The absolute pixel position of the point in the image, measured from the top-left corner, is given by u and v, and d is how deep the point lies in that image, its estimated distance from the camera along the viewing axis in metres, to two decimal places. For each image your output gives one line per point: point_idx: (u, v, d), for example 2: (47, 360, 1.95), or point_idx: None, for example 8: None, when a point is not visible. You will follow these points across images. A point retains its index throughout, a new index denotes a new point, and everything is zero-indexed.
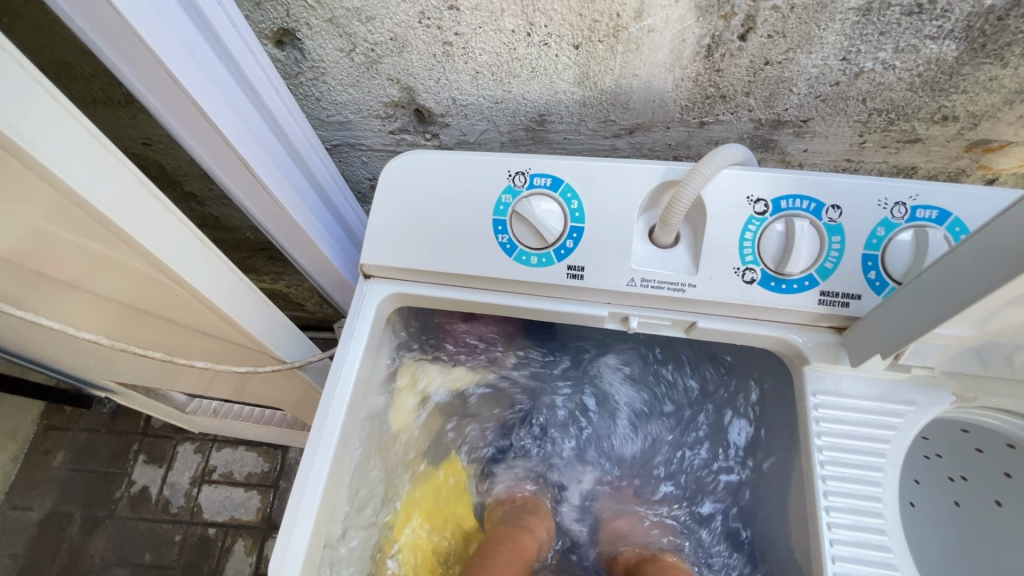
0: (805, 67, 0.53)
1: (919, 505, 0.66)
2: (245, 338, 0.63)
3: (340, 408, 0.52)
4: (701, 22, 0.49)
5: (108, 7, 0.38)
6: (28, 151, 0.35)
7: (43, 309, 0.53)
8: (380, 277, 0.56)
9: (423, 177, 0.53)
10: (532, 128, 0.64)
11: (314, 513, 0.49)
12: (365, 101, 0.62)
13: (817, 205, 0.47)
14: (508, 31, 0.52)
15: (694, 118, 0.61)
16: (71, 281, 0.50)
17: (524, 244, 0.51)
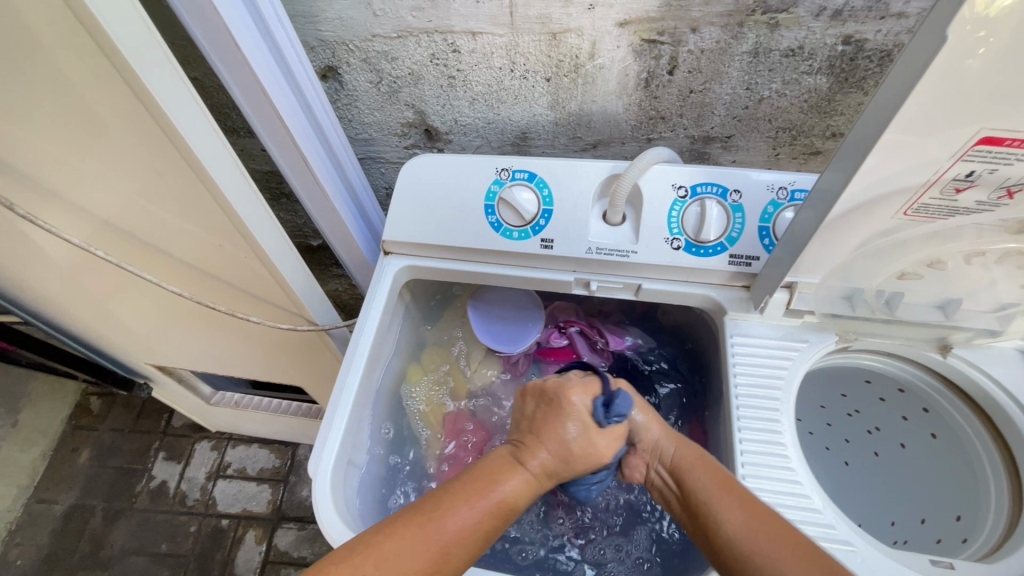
0: (721, 94, 0.71)
1: (852, 461, 0.79)
2: (289, 303, 0.78)
3: (366, 345, 0.66)
4: (638, 61, 0.67)
5: (233, 45, 0.56)
6: (178, 131, 0.53)
7: (149, 270, 0.75)
8: (398, 252, 0.71)
9: (432, 174, 0.69)
10: (517, 143, 0.81)
11: (345, 420, 0.62)
12: (386, 122, 0.79)
13: (723, 189, 0.63)
14: (497, 67, 0.70)
15: (642, 135, 0.78)
16: (169, 246, 0.70)
17: (507, 222, 0.67)
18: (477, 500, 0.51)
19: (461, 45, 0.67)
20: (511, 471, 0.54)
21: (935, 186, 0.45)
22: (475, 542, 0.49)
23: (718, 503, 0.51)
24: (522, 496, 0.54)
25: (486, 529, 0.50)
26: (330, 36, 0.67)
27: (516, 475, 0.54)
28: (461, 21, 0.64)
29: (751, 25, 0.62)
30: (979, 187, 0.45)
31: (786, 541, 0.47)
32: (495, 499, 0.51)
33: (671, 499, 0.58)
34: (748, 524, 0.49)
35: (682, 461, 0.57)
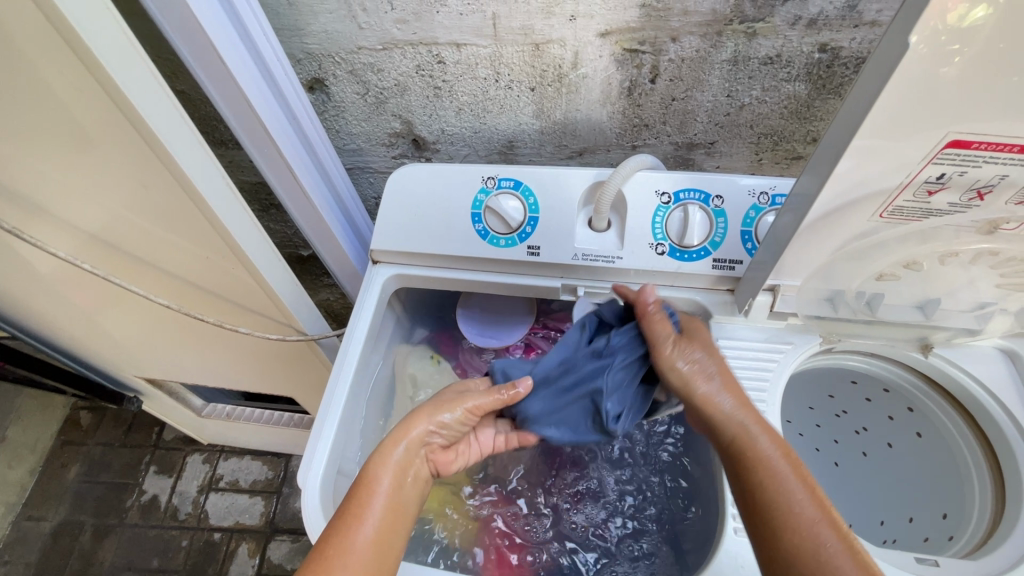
0: (702, 101, 0.72)
1: (842, 462, 0.80)
2: (278, 313, 0.78)
3: (354, 354, 0.66)
4: (620, 70, 0.68)
5: (217, 58, 0.57)
6: (163, 144, 0.53)
7: (137, 282, 0.75)
8: (386, 261, 0.72)
9: (418, 183, 0.70)
10: (504, 152, 0.82)
11: (333, 429, 0.62)
12: (373, 132, 0.80)
13: (705, 195, 0.64)
14: (481, 78, 0.71)
15: (627, 142, 0.79)
16: (156, 258, 0.70)
17: (494, 230, 0.67)
18: (366, 514, 0.52)
19: (446, 56, 0.68)
20: (380, 474, 0.55)
21: (908, 188, 0.46)
22: (380, 554, 0.51)
23: (784, 490, 0.47)
24: (400, 495, 0.55)
25: (388, 538, 0.52)
26: (316, 48, 0.68)
27: (387, 479, 0.55)
28: (445, 33, 0.65)
29: (729, 34, 0.63)
30: (950, 190, 0.46)
31: (850, 544, 0.44)
32: (383, 498, 0.54)
33: (721, 462, 0.53)
34: (819, 518, 0.45)
35: (748, 435, 0.50)
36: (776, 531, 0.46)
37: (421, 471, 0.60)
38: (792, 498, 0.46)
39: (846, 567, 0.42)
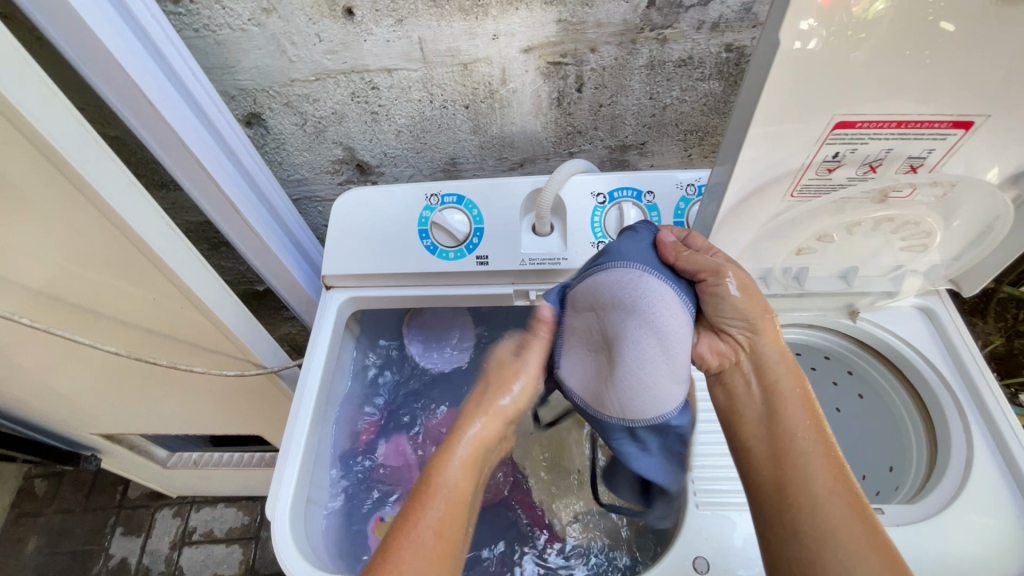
0: (628, 105, 0.76)
1: None
2: (234, 348, 0.78)
3: (314, 380, 0.66)
4: (547, 82, 0.72)
5: (147, 102, 0.57)
6: (95, 189, 0.53)
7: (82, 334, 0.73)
8: (339, 286, 0.73)
9: (362, 207, 0.71)
10: (448, 169, 0.85)
11: (298, 457, 0.62)
12: (316, 161, 0.81)
13: (637, 192, 0.68)
14: (416, 100, 0.73)
15: (563, 150, 0.83)
16: (100, 308, 0.69)
17: (442, 244, 0.69)
18: (428, 507, 0.51)
19: (379, 82, 0.70)
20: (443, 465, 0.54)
21: (810, 168, 0.51)
22: (447, 549, 0.50)
23: (805, 438, 0.49)
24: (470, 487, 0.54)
25: (452, 535, 0.51)
26: (249, 84, 0.69)
27: (452, 480, 0.53)
28: (375, 60, 0.67)
29: (643, 41, 0.68)
30: (847, 166, 0.51)
31: (857, 494, 0.47)
32: (450, 492, 0.52)
33: (738, 401, 0.55)
34: (827, 464, 0.48)
35: (783, 385, 0.52)
36: (795, 474, 0.48)
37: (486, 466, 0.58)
38: (807, 445, 0.49)
39: (846, 512, 0.45)
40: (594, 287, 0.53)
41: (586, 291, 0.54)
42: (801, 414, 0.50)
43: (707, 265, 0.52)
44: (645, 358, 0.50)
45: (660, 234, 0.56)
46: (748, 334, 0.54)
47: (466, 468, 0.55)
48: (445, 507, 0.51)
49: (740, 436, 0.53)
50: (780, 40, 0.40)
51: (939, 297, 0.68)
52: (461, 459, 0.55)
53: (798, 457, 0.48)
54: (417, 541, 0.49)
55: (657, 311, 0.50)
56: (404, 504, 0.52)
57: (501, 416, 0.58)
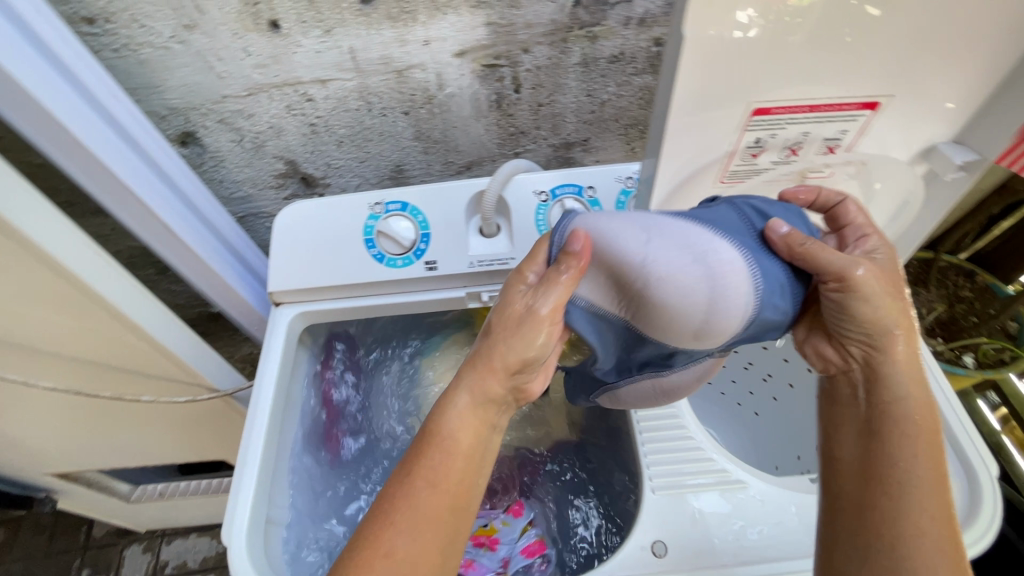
0: (567, 103, 0.78)
1: (760, 412, 0.83)
2: (184, 374, 0.75)
3: (266, 399, 0.65)
4: (484, 85, 0.73)
5: (64, 130, 0.54)
6: (11, 222, 0.51)
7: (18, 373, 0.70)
8: (288, 301, 0.71)
9: (304, 221, 0.70)
10: (394, 177, 0.85)
11: (253, 480, 0.60)
12: (258, 176, 0.80)
13: (578, 188, 0.69)
14: (354, 109, 0.73)
15: (508, 150, 0.83)
16: (34, 344, 0.66)
17: (388, 252, 0.69)
18: (424, 463, 0.53)
19: (314, 94, 0.70)
20: (451, 414, 0.54)
21: (735, 155, 0.53)
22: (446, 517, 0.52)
23: (919, 474, 0.48)
24: (476, 444, 0.55)
25: (453, 498, 0.53)
26: (178, 103, 0.68)
27: (462, 437, 0.54)
28: (308, 72, 0.67)
29: (573, 40, 0.69)
30: (769, 151, 0.54)
31: (955, 543, 0.47)
32: (456, 449, 0.54)
33: (849, 409, 0.53)
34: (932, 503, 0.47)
35: (904, 415, 0.49)
36: (884, 501, 0.48)
37: (501, 417, 0.58)
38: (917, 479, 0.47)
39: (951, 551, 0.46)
40: (686, 232, 0.46)
41: (672, 235, 0.46)
42: (920, 445, 0.48)
43: (834, 264, 0.48)
44: (723, 330, 0.48)
45: (772, 225, 0.49)
46: (868, 347, 0.51)
47: (473, 416, 0.55)
48: (445, 459, 0.53)
49: (840, 443, 0.53)
50: (685, 32, 0.42)
51: None
52: (468, 408, 0.55)
53: (895, 483, 0.48)
54: (415, 499, 0.51)
55: (720, 266, 0.46)
56: (408, 455, 0.54)
57: (497, 369, 0.54)
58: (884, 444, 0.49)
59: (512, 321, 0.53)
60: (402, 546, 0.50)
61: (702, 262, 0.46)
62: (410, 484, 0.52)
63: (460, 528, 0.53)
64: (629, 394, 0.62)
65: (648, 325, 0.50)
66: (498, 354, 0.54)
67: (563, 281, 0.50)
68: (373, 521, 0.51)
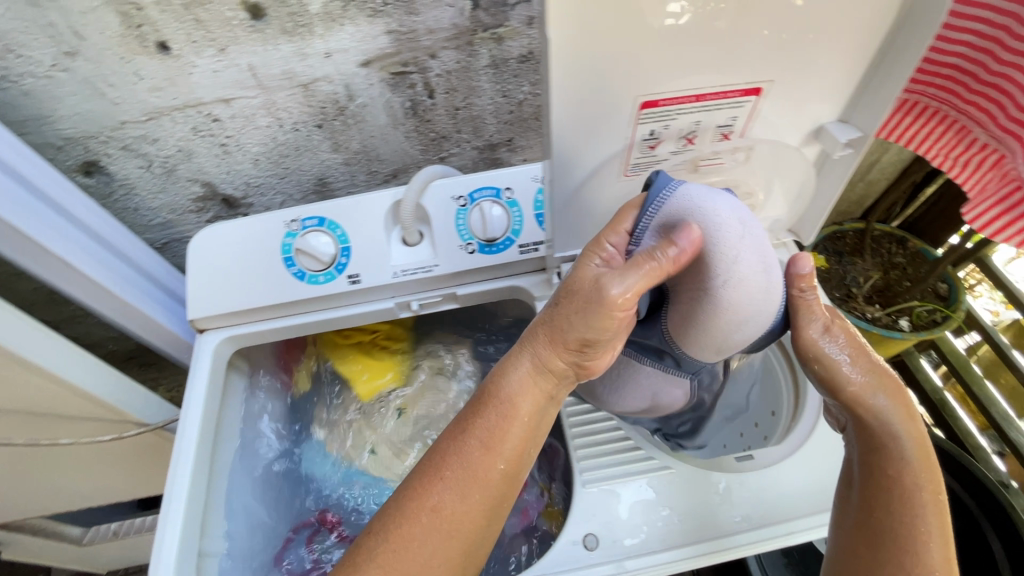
0: (484, 105, 0.78)
1: None
2: (109, 412, 0.73)
3: (192, 429, 0.64)
4: (396, 93, 0.72)
5: None
6: None
7: None
8: (212, 327, 0.70)
9: (220, 244, 0.68)
10: (319, 190, 0.83)
11: (180, 513, 0.59)
12: (175, 201, 0.78)
13: (496, 190, 0.68)
14: (265, 126, 0.71)
15: (433, 156, 0.83)
16: None
17: (309, 269, 0.68)
18: (477, 427, 0.50)
19: (219, 113, 0.68)
20: (512, 381, 0.51)
21: (633, 148, 0.54)
22: (488, 497, 0.50)
23: (924, 538, 0.47)
24: (538, 414, 0.52)
25: (504, 472, 0.50)
26: (74, 132, 0.65)
27: (522, 406, 0.50)
28: (208, 92, 0.65)
29: (480, 42, 0.69)
30: (666, 142, 0.55)
31: None
32: (515, 417, 0.50)
33: (858, 467, 0.52)
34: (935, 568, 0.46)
35: (906, 464, 0.49)
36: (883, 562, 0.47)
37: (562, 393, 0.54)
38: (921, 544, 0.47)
39: None
40: (765, 247, 0.49)
41: (756, 244, 0.48)
42: (925, 507, 0.48)
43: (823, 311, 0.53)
44: (741, 338, 0.51)
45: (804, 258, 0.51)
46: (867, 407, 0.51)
47: (539, 383, 0.52)
48: (500, 423, 0.50)
49: (847, 498, 0.52)
50: (548, 35, 0.42)
51: None
52: (524, 380, 0.51)
53: (897, 547, 0.47)
54: (465, 459, 0.49)
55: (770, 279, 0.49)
56: (465, 412, 0.52)
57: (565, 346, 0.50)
58: (888, 505, 0.48)
59: (581, 301, 0.49)
60: (449, 503, 0.49)
61: (766, 270, 0.48)
62: (463, 447, 0.50)
63: (504, 501, 0.51)
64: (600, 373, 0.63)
65: (689, 319, 0.52)
66: (567, 325, 0.49)
67: (645, 269, 0.47)
68: (415, 485, 0.50)
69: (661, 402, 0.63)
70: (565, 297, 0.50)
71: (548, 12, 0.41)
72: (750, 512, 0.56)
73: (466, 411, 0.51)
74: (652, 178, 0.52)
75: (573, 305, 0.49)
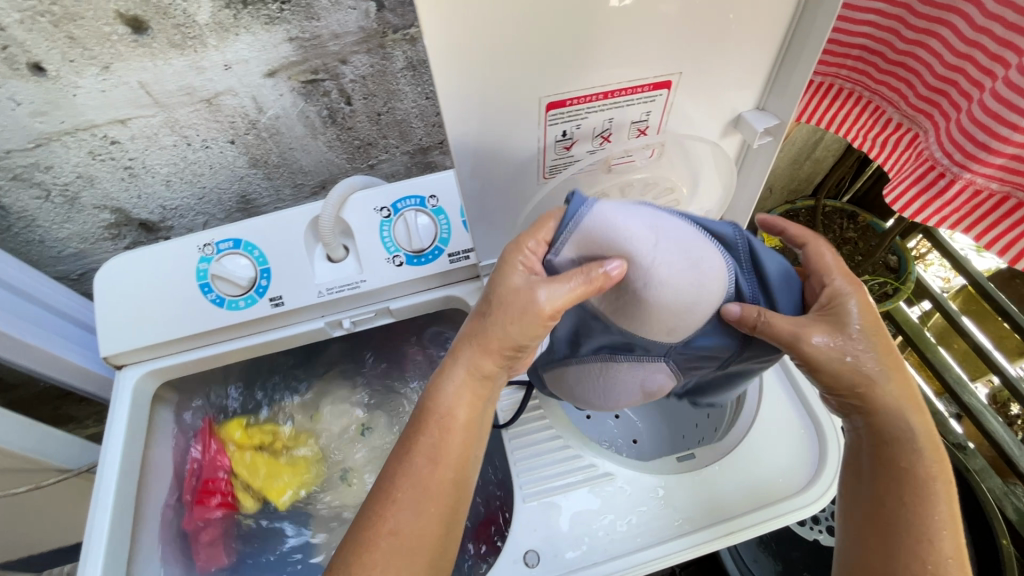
0: (407, 109, 0.74)
1: None
2: (26, 460, 0.68)
3: (111, 474, 0.59)
4: (310, 102, 0.68)
5: None
6: None
7: None
8: (131, 362, 0.66)
9: (130, 275, 0.64)
10: (243, 208, 0.79)
11: (101, 566, 0.55)
12: (84, 230, 0.73)
13: (420, 198, 0.66)
14: (170, 146, 0.67)
15: (361, 163, 0.80)
16: None
17: (228, 294, 0.64)
18: (422, 442, 0.47)
19: (117, 136, 0.63)
20: (449, 392, 0.47)
21: (548, 150, 0.52)
22: (442, 513, 0.47)
23: (936, 518, 0.47)
24: (479, 421, 0.49)
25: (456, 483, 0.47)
26: None
27: (462, 415, 0.48)
28: (98, 113, 0.60)
29: (392, 44, 0.65)
30: (581, 142, 0.52)
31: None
32: (457, 427, 0.47)
33: (865, 450, 0.51)
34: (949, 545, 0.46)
35: (914, 446, 0.48)
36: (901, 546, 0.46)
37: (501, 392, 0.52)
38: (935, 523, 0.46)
39: None
40: (684, 235, 0.45)
41: (676, 241, 0.44)
42: (935, 485, 0.47)
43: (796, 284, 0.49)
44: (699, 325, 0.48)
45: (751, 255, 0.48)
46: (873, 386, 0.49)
47: (477, 391, 0.49)
48: (442, 437, 0.47)
49: (855, 480, 0.51)
50: (427, 45, 0.40)
51: None
52: (463, 389, 0.48)
53: (912, 529, 0.46)
54: (417, 477, 0.46)
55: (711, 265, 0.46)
56: (406, 431, 0.48)
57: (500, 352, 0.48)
58: (902, 485, 0.48)
59: (513, 315, 0.46)
60: (405, 524, 0.45)
61: (695, 267, 0.45)
62: (410, 465, 0.46)
63: (458, 516, 0.48)
64: (576, 375, 0.56)
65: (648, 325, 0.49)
66: (497, 331, 0.47)
67: (573, 284, 0.44)
68: (369, 514, 0.46)
69: (650, 390, 0.55)
70: (492, 312, 0.47)
71: (421, 21, 0.39)
72: (690, 514, 0.55)
73: (407, 431, 0.48)
74: (566, 201, 0.46)
75: (505, 317, 0.46)
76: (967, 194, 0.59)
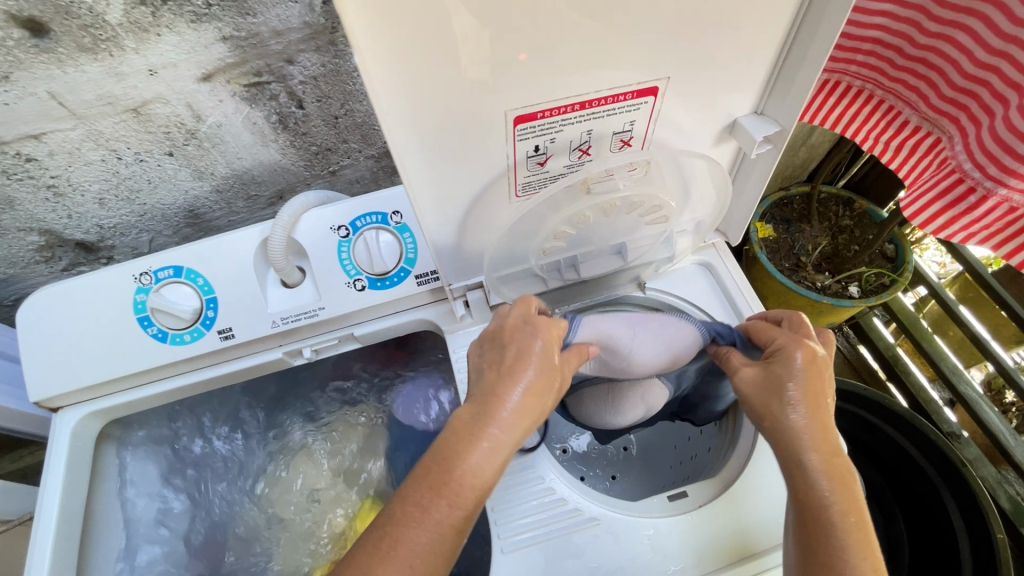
0: (368, 110, 0.66)
1: None
2: None
3: (46, 532, 0.54)
4: (255, 107, 0.61)
5: None
6: None
7: None
8: (68, 404, 0.60)
9: (59, 308, 0.58)
10: (193, 222, 0.72)
11: None
12: (12, 254, 0.66)
13: (382, 215, 0.59)
14: (98, 161, 0.59)
15: (321, 170, 0.72)
16: None
17: (171, 328, 0.58)
18: (434, 502, 0.39)
19: (32, 152, 0.56)
20: (474, 450, 0.41)
21: (518, 167, 0.45)
22: None
23: None
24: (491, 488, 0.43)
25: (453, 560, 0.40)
26: None
27: (482, 484, 0.41)
28: (5, 129, 0.53)
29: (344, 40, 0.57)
30: (556, 157, 0.46)
31: None
32: (475, 494, 0.41)
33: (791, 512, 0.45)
34: None
35: (822, 496, 0.42)
36: None
37: None
38: None
39: None
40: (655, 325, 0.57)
41: (650, 329, 0.57)
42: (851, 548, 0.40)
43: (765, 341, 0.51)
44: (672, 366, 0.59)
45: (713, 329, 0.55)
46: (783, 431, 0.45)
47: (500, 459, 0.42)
48: (455, 505, 0.40)
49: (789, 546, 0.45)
50: (357, 58, 0.33)
51: (714, 250, 0.66)
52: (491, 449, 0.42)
53: None
54: (417, 545, 0.39)
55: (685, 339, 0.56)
56: (413, 480, 0.41)
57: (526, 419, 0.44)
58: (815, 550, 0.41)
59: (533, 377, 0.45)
60: None
61: (665, 346, 0.57)
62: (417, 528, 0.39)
63: None
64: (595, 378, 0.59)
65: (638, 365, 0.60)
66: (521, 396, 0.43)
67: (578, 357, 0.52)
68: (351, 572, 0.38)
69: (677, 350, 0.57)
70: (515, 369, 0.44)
71: (346, 31, 0.32)
72: (686, 563, 0.51)
73: (418, 483, 0.40)
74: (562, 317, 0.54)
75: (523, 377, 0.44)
76: (1002, 211, 0.55)
